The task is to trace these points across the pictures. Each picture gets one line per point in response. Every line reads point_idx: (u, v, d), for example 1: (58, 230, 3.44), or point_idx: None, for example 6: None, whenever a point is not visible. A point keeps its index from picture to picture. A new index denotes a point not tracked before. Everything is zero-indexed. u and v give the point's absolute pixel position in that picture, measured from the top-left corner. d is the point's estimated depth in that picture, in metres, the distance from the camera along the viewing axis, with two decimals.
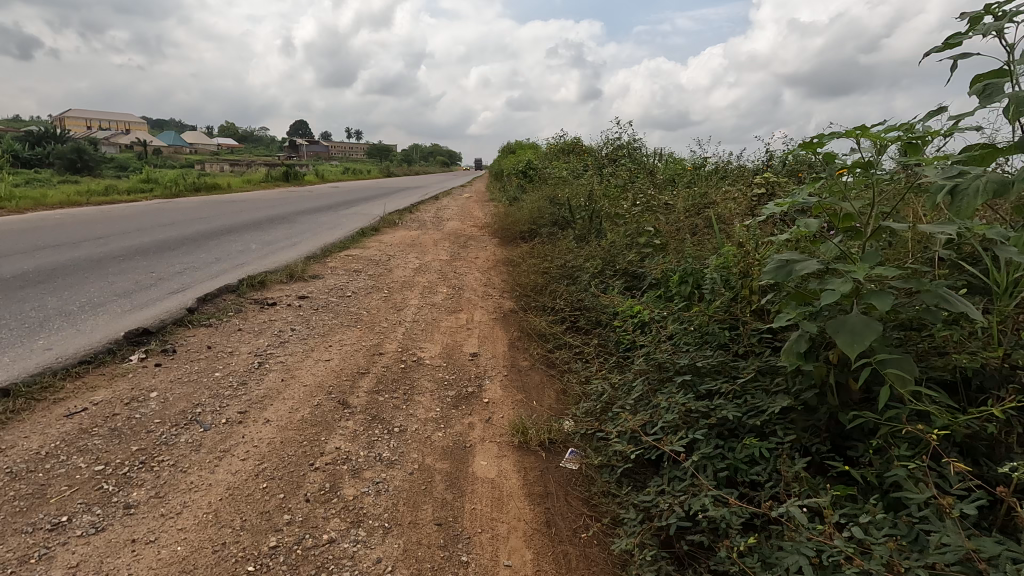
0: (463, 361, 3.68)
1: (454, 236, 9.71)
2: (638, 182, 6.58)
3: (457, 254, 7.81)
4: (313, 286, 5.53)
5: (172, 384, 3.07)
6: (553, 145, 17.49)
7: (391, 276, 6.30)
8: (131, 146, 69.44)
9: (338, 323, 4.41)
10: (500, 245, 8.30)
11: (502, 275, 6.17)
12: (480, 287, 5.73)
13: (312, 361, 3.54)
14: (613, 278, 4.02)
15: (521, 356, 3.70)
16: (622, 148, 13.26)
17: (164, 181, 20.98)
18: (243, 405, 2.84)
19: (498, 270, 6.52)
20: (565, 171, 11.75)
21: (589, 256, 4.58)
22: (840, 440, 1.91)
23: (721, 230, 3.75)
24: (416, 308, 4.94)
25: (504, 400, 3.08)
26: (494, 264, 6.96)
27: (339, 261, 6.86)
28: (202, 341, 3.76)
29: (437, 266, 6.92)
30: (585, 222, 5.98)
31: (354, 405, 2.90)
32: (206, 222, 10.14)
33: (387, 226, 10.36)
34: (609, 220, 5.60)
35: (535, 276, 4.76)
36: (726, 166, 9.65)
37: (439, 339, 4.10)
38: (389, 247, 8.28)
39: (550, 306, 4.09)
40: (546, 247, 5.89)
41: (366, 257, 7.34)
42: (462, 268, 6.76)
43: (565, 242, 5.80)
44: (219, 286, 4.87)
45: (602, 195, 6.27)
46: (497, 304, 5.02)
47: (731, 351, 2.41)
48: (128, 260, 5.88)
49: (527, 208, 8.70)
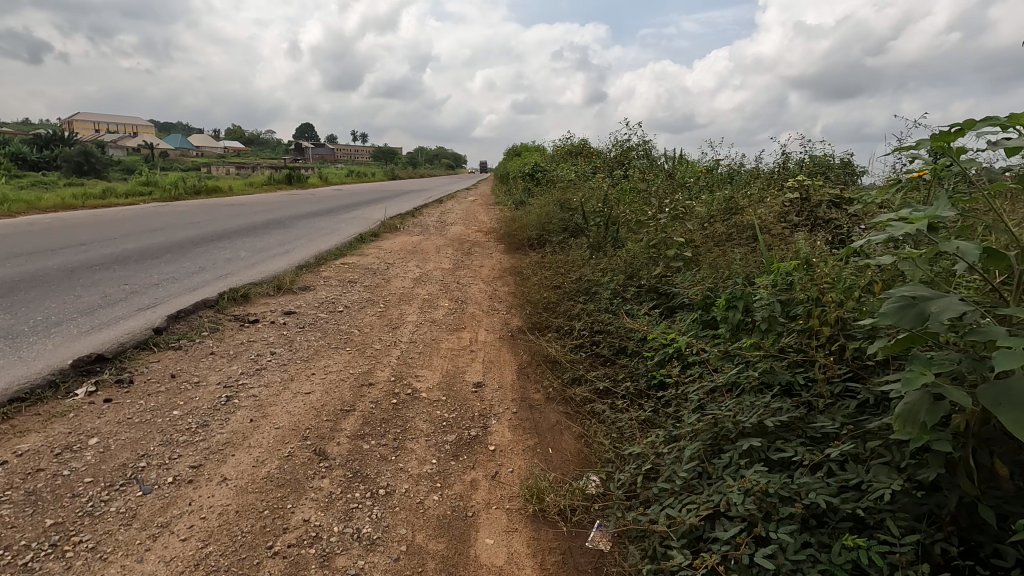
0: (466, 393, 3.18)
1: (458, 242, 9.24)
2: (655, 185, 6.09)
3: (460, 263, 7.33)
4: (302, 300, 5.05)
5: (118, 427, 2.59)
6: (559, 146, 17.00)
7: (389, 287, 5.82)
8: (136, 149, 69.43)
9: (326, 344, 3.92)
10: (506, 253, 7.81)
11: (509, 288, 5.67)
12: (485, 301, 5.23)
13: (290, 394, 3.05)
14: (637, 296, 3.52)
15: (533, 389, 3.19)
16: (631, 150, 12.77)
17: (163, 184, 20.54)
18: (198, 457, 2.35)
19: (504, 281, 6.03)
20: (573, 173, 11.27)
21: (608, 270, 4.07)
22: (975, 540, 1.41)
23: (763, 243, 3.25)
24: (414, 326, 4.44)
25: (513, 447, 2.57)
26: (500, 274, 6.46)
27: (333, 270, 6.39)
28: (166, 369, 3.27)
29: (439, 276, 6.44)
30: (599, 230, 5.48)
31: (333, 456, 2.40)
32: (199, 227, 9.70)
33: (388, 232, 9.88)
34: (627, 228, 5.10)
35: (546, 292, 4.26)
36: (743, 168, 9.14)
37: (438, 364, 3.61)
38: (388, 255, 7.81)
39: (566, 328, 3.59)
40: (557, 257, 5.40)
41: (364, 266, 6.87)
42: (465, 279, 6.27)
43: (579, 252, 5.30)
44: (195, 302, 4.39)
45: (617, 200, 5.78)
46: (504, 322, 4.51)
47: (803, 401, 1.91)
48: (103, 271, 5.41)
49: (534, 214, 8.21)
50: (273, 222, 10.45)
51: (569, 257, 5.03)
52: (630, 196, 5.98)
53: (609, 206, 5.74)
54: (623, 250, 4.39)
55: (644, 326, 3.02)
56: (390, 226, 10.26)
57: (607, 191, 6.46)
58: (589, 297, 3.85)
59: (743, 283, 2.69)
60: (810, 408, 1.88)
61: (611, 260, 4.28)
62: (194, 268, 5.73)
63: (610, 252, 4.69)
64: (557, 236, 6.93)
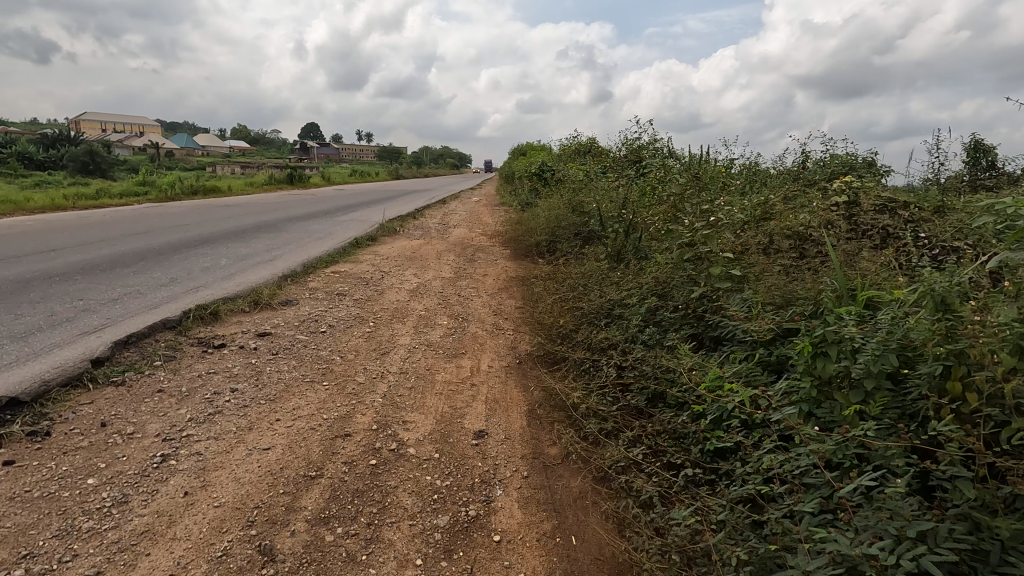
0: (464, 448, 2.56)
1: (460, 247, 8.66)
2: (678, 187, 5.48)
3: (462, 271, 6.74)
4: (281, 318, 4.43)
5: (9, 506, 1.99)
6: (566, 146, 16.44)
7: (382, 300, 5.22)
8: (141, 149, 69.21)
9: (301, 376, 3.30)
10: (512, 260, 7.18)
11: (517, 303, 5.04)
12: (489, 319, 4.59)
13: (244, 451, 2.44)
14: (674, 326, 2.91)
15: (548, 444, 2.56)
16: (642, 149, 12.14)
17: (159, 185, 19.99)
18: (99, 560, 1.74)
19: (511, 295, 5.39)
20: (581, 173, 10.69)
21: (636, 288, 3.44)
22: None
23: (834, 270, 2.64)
24: (406, 351, 3.81)
25: (524, 536, 1.95)
26: (506, 286, 5.83)
27: (322, 281, 5.79)
28: (96, 415, 2.67)
29: (438, 287, 5.84)
30: (617, 238, 4.85)
31: (281, 557, 1.78)
32: (185, 230, 9.15)
33: (386, 236, 9.26)
34: (650, 237, 4.49)
35: (561, 315, 3.65)
36: (766, 167, 8.50)
37: (432, 405, 2.99)
38: (385, 261, 7.23)
39: (588, 364, 2.96)
40: (570, 270, 4.81)
41: (356, 275, 6.27)
42: (467, 291, 5.68)
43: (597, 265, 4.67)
44: (153, 324, 3.79)
45: (637, 205, 5.17)
46: (512, 347, 3.88)
47: (961, 514, 1.28)
48: (60, 284, 4.84)
49: (542, 218, 7.58)
50: (264, 225, 9.87)
51: (584, 272, 4.40)
52: (651, 200, 5.33)
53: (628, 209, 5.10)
54: (651, 265, 3.75)
55: (691, 368, 2.40)
56: (388, 230, 9.64)
57: (624, 193, 5.85)
58: (613, 324, 3.21)
59: (826, 320, 2.06)
60: (975, 528, 1.25)
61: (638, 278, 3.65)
62: (165, 279, 5.14)
63: (633, 265, 4.06)
64: (569, 244, 6.30)
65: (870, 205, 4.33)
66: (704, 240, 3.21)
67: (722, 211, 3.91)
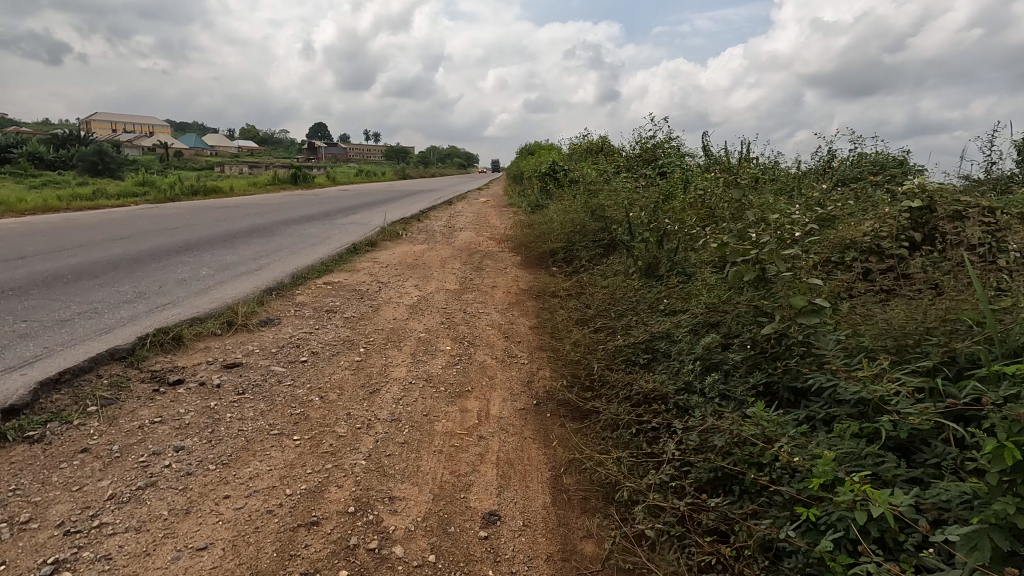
0: (469, 544, 1.91)
1: (467, 252, 8.04)
2: (713, 186, 4.82)
3: (468, 281, 6.12)
4: (256, 342, 3.80)
5: None
6: (576, 145, 15.83)
7: (377, 317, 4.61)
8: (148, 149, 69.09)
9: (269, 426, 2.67)
10: (523, 269, 6.51)
11: (532, 324, 4.37)
12: (501, 346, 3.93)
13: (172, 551, 1.81)
14: (742, 377, 2.26)
15: (584, 540, 1.91)
16: (658, 148, 11.45)
17: (159, 185, 19.47)
18: None
19: (524, 313, 4.72)
20: (594, 172, 10.07)
21: (685, 318, 2.78)
22: None
23: (960, 312, 2.00)
24: (400, 390, 3.17)
25: None
26: (518, 301, 5.16)
27: (311, 295, 5.18)
28: None
29: (441, 301, 5.23)
30: (647, 249, 4.17)
31: None
32: (172, 234, 8.57)
33: (387, 241, 8.62)
34: (687, 250, 3.84)
35: (588, 348, 3.01)
36: (796, 166, 7.84)
37: (429, 471, 2.35)
38: (384, 270, 6.62)
39: (630, 422, 2.30)
40: (593, 288, 4.18)
41: (351, 286, 5.66)
42: (473, 306, 5.06)
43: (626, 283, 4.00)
44: (97, 355, 3.17)
45: (667, 211, 4.53)
46: (529, 385, 3.23)
47: None
48: (8, 300, 4.24)
49: (555, 223, 6.91)
50: (258, 228, 9.27)
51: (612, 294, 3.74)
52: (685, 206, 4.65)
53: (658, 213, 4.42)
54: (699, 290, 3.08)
55: (784, 448, 1.74)
56: (389, 234, 9.00)
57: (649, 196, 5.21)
58: (659, 366, 2.55)
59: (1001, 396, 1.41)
60: None
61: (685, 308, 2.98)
62: (131, 295, 4.53)
63: (673, 285, 3.39)
64: (587, 254, 5.66)
65: (951, 212, 3.63)
66: (772, 259, 2.55)
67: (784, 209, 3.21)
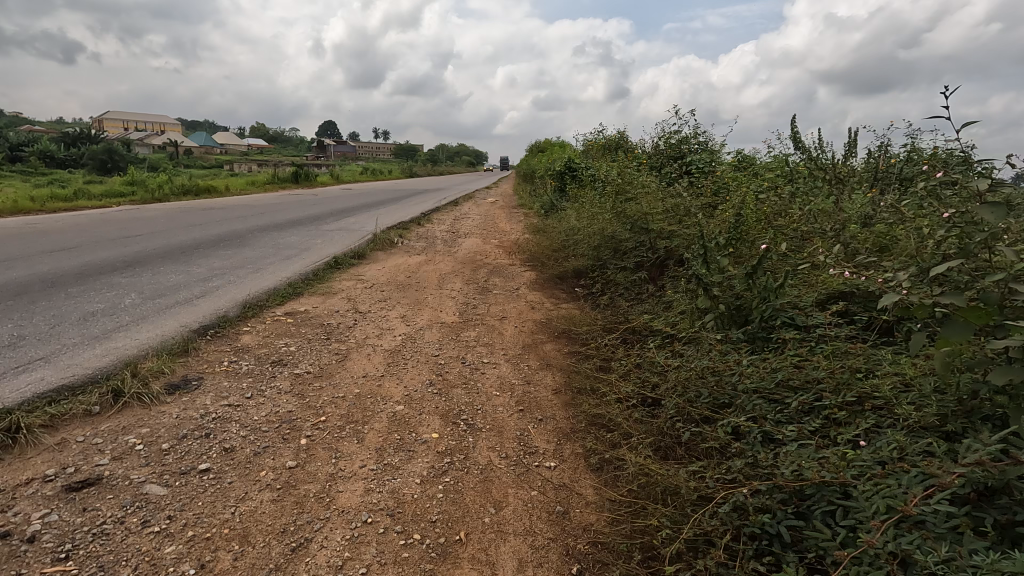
0: None
1: (471, 266, 6.77)
2: (807, 210, 3.61)
3: (470, 309, 4.85)
4: (146, 432, 2.52)
5: None
6: (591, 141, 14.51)
7: (340, 372, 3.34)
8: (156, 147, 68.43)
9: None
10: (538, 294, 5.17)
11: (559, 392, 3.05)
12: (514, 439, 2.62)
13: None
14: None
15: None
16: (684, 144, 10.08)
17: (148, 184, 18.23)
18: None
19: (546, 367, 3.42)
20: (615, 171, 8.77)
21: (873, 459, 1.46)
22: None
23: None
24: (344, 543, 1.87)
25: None
26: (535, 347, 3.84)
27: (261, 336, 3.91)
28: None
29: (432, 342, 3.95)
30: (727, 285, 2.84)
31: None
32: (130, 243, 7.38)
33: (376, 252, 7.31)
34: (797, 303, 2.63)
35: (674, 493, 1.70)
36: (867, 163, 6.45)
37: None
38: (368, 292, 5.36)
39: None
40: (649, 347, 2.89)
41: (319, 319, 4.40)
42: (476, 352, 3.78)
43: (702, 340, 2.67)
44: None
45: (750, 235, 3.23)
46: (564, 534, 1.92)
47: None
48: None
49: (580, 236, 5.56)
50: (230, 236, 8.02)
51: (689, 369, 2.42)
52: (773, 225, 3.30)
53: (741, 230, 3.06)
54: (873, 389, 1.75)
55: None
56: (380, 244, 7.68)
57: (713, 218, 3.96)
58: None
59: None
60: None
61: (853, 426, 1.66)
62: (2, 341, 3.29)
63: (803, 364, 2.07)
64: (623, 279, 4.36)
65: None
66: None
67: (1011, 232, 1.85)
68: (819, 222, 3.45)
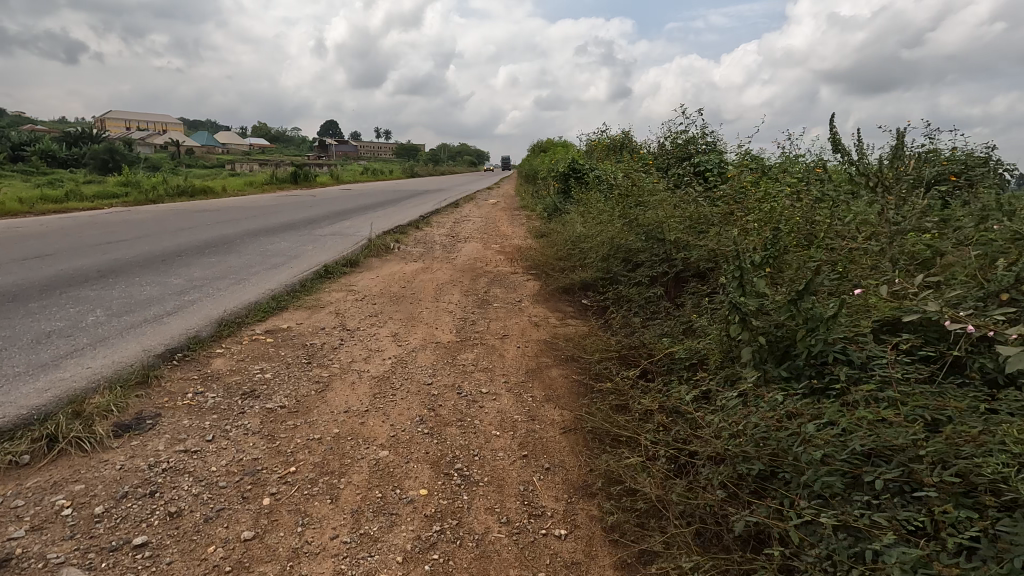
0: None
1: (469, 275, 6.36)
2: (850, 224, 3.18)
3: (468, 325, 4.45)
4: (79, 489, 2.12)
5: None
6: (594, 141, 14.07)
7: (320, 405, 2.95)
8: (156, 147, 68.08)
9: None
10: (543, 309, 4.77)
11: (569, 433, 2.65)
12: (516, 496, 2.22)
13: None
14: None
15: None
16: (692, 144, 9.65)
17: (141, 185, 17.80)
18: None
19: (552, 401, 3.02)
20: (622, 173, 8.35)
21: None
22: None
23: None
24: None
25: None
26: (540, 374, 3.44)
27: (235, 360, 3.52)
28: None
29: (426, 366, 3.55)
30: (767, 314, 2.44)
31: None
32: (110, 249, 6.99)
33: (370, 260, 6.90)
34: (855, 340, 2.23)
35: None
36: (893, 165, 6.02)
37: None
38: (358, 305, 4.97)
39: None
40: (676, 386, 2.50)
41: (302, 339, 4.01)
42: (473, 379, 3.38)
43: (740, 383, 2.29)
44: None
45: (788, 254, 2.82)
46: None
47: None
48: None
49: (587, 246, 5.15)
50: (217, 241, 7.64)
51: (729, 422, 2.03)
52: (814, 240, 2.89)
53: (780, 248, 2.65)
54: (982, 469, 1.36)
55: None
56: (374, 250, 7.26)
57: (740, 231, 3.54)
58: None
59: None
60: None
61: (965, 525, 1.28)
62: None
63: (877, 425, 1.68)
64: (637, 296, 3.97)
65: None
66: None
67: None
68: (862, 236, 3.05)
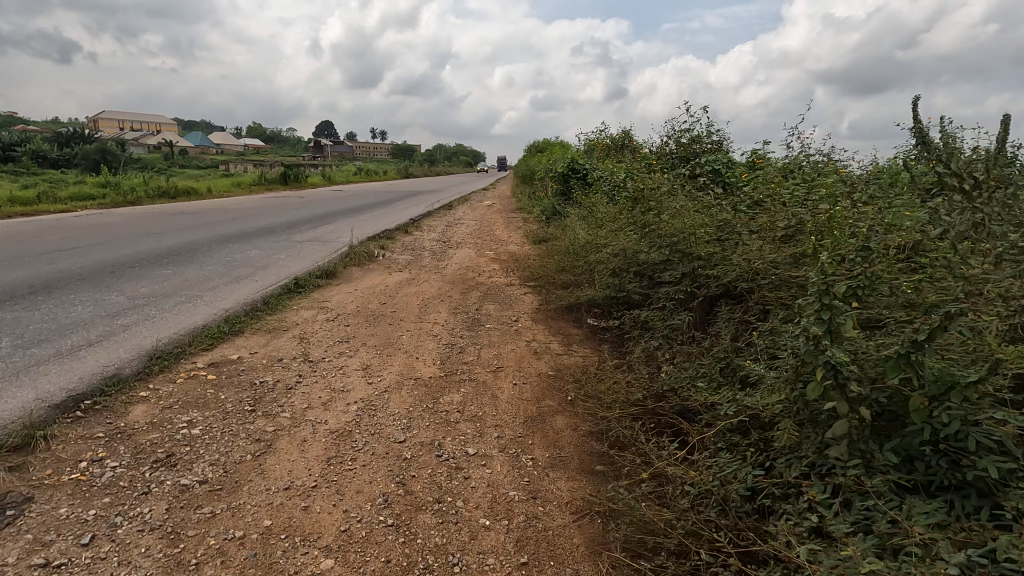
0: None
1: (459, 287, 5.66)
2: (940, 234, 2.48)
3: (456, 353, 3.75)
4: None
5: None
6: (592, 141, 13.38)
7: (254, 478, 2.24)
8: (147, 148, 67.07)
9: None
10: (544, 333, 4.08)
11: (586, 529, 1.96)
12: None
13: None
14: None
15: None
16: (697, 144, 8.96)
17: (120, 188, 16.98)
18: None
19: (561, 473, 2.33)
20: (625, 174, 7.65)
21: None
22: None
23: None
24: None
25: None
26: (542, 426, 2.74)
27: (160, 408, 2.81)
28: None
29: (399, 413, 2.84)
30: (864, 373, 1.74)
31: None
32: (59, 258, 6.26)
33: (349, 270, 6.18)
34: (1004, 415, 1.53)
35: None
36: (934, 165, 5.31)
37: None
38: (328, 327, 4.26)
39: None
40: (737, 474, 1.81)
41: (252, 374, 3.30)
42: (458, 433, 2.67)
43: (839, 485, 1.60)
44: None
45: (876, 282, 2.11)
46: None
47: None
48: None
49: (594, 258, 4.45)
50: (181, 249, 6.91)
51: (843, 559, 1.34)
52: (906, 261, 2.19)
53: (872, 274, 1.96)
54: None
55: None
56: (354, 259, 6.55)
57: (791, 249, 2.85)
58: None
59: None
60: None
61: None
62: None
63: None
64: (658, 322, 3.27)
65: None
66: None
67: None
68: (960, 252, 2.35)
